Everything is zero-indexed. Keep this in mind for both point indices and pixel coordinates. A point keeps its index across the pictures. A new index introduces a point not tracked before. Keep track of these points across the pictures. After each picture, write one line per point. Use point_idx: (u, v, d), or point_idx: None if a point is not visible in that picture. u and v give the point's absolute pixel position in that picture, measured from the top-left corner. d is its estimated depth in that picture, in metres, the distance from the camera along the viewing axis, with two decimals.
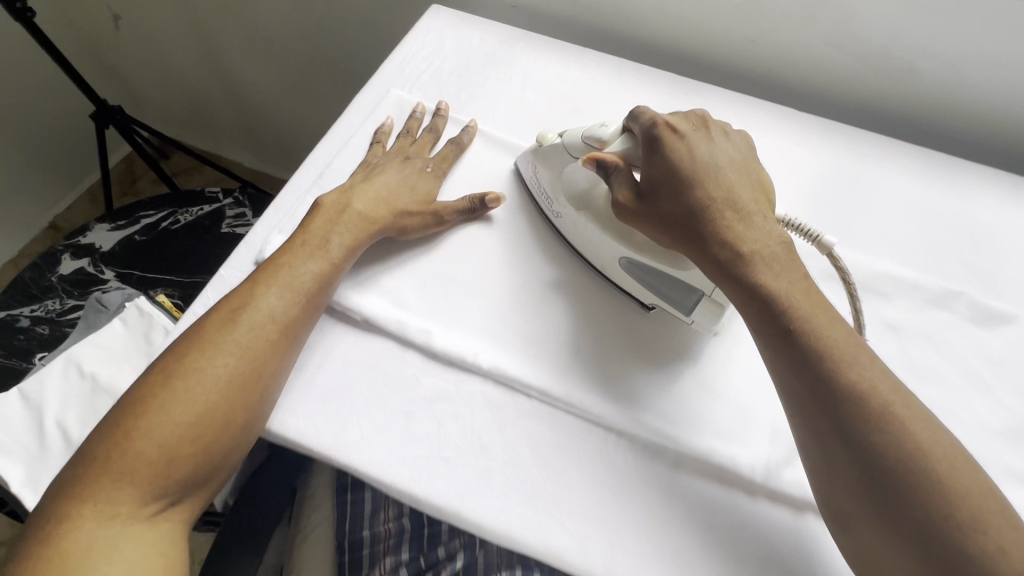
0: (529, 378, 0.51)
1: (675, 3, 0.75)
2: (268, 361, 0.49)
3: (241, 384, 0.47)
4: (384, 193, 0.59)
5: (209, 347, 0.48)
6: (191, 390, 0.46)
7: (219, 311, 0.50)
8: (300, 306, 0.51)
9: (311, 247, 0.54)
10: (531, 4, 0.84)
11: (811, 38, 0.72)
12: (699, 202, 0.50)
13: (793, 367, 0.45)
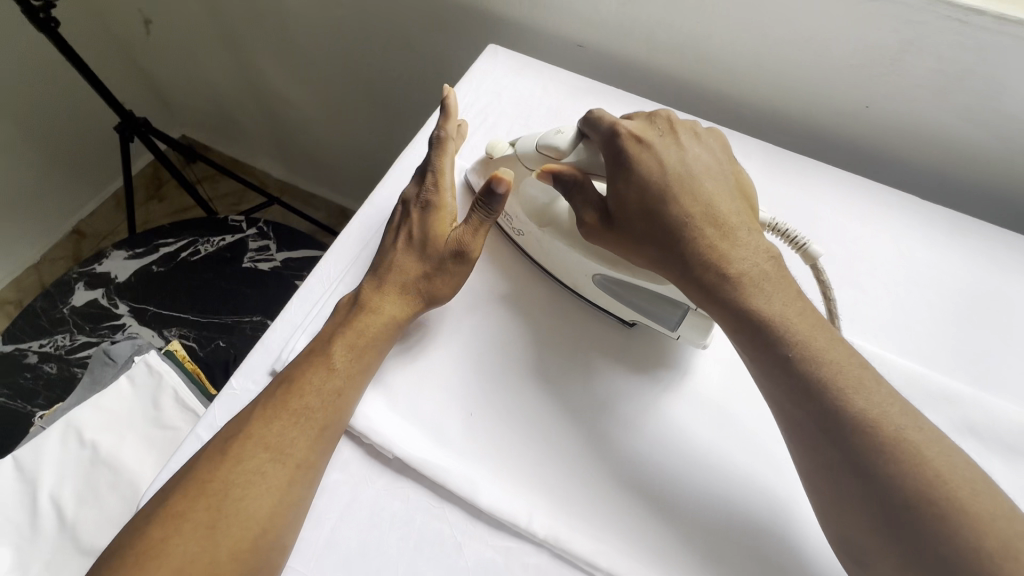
0: (595, 554, 0.42)
1: (774, 60, 0.64)
2: (270, 505, 0.40)
3: (238, 536, 0.38)
4: (399, 270, 0.50)
5: (198, 496, 0.39)
6: (176, 556, 0.37)
7: (210, 447, 0.42)
8: (311, 435, 0.42)
9: (317, 356, 0.46)
10: (602, 47, 0.73)
11: (943, 111, 0.60)
12: (674, 218, 0.45)
13: (786, 395, 0.40)
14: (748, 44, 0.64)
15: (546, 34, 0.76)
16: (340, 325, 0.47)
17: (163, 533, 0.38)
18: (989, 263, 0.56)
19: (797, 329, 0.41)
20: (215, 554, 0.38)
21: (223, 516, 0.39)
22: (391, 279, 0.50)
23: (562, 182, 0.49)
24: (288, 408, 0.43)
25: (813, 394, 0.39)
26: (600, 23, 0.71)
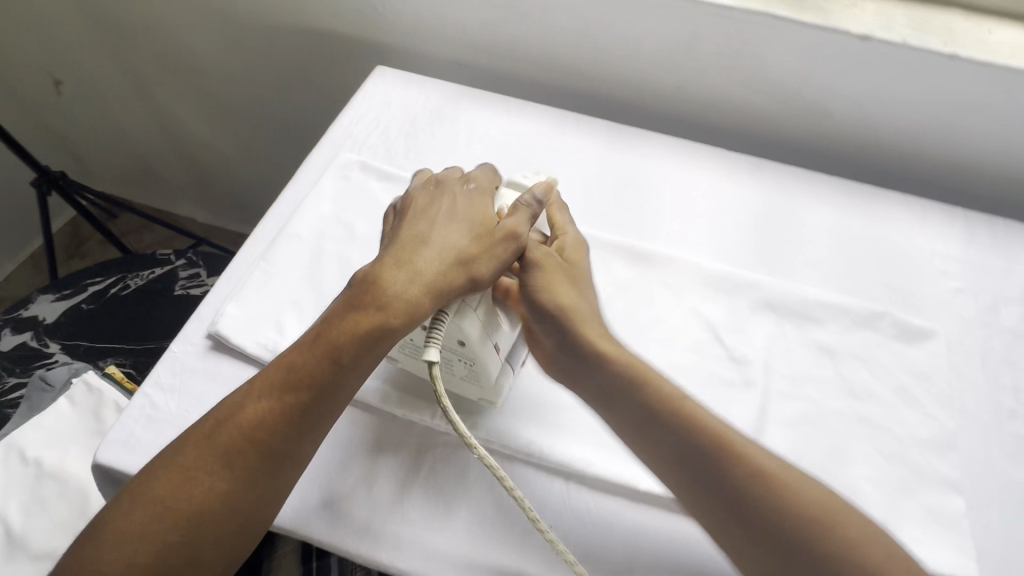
0: (491, 432, 0.52)
1: (607, 56, 0.81)
2: (257, 487, 0.44)
3: (235, 487, 0.43)
4: (434, 243, 0.50)
5: (189, 475, 0.43)
6: (163, 535, 0.41)
7: (201, 427, 0.45)
8: (291, 421, 0.45)
9: (335, 333, 0.46)
10: (474, 61, 0.89)
11: (730, 84, 0.78)
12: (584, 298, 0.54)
13: (682, 452, 0.46)
14: (584, 47, 0.81)
15: (430, 56, 0.91)
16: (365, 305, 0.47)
17: (151, 515, 0.42)
18: (782, 190, 0.73)
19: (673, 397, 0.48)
20: (202, 533, 0.42)
21: (213, 498, 0.43)
22: (416, 257, 0.49)
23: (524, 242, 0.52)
24: (281, 394, 0.45)
25: (703, 436, 0.45)
26: (471, 42, 0.86)
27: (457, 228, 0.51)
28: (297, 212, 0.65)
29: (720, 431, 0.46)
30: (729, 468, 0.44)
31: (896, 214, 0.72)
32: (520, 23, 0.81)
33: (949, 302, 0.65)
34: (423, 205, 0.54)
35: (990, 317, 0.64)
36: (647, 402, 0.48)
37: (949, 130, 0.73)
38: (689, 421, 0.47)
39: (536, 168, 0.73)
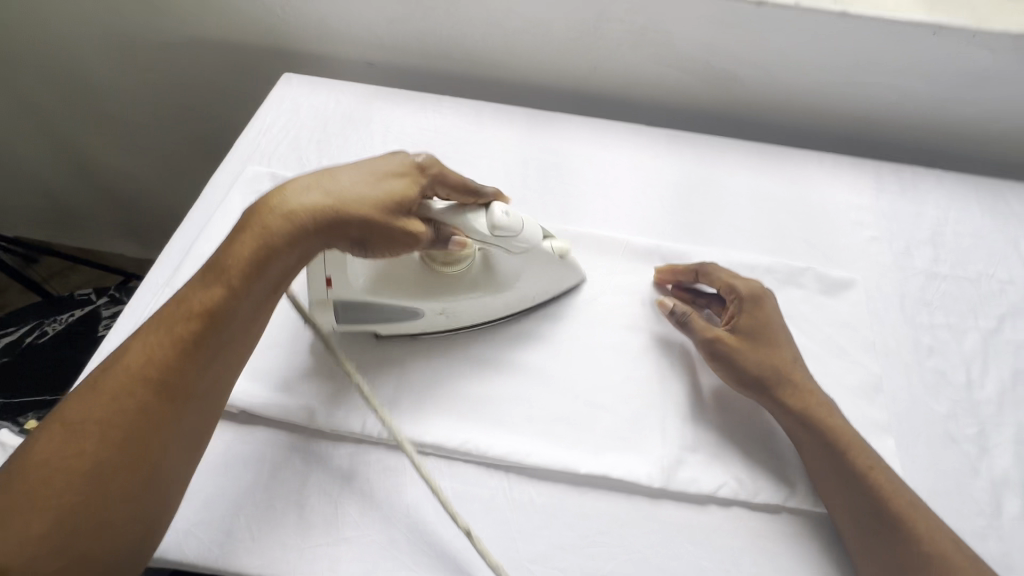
0: (423, 435, 0.50)
1: (519, 43, 0.80)
2: (155, 432, 0.41)
3: (129, 426, 0.40)
4: (322, 181, 0.48)
5: (73, 431, 0.40)
6: (41, 512, 0.37)
7: (91, 379, 0.42)
8: (181, 353, 0.43)
9: (224, 263, 0.45)
10: (387, 59, 0.86)
11: (643, 61, 0.78)
12: (786, 352, 0.54)
13: (850, 504, 0.47)
14: (495, 36, 0.79)
15: (340, 58, 0.88)
16: (253, 232, 0.45)
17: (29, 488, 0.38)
18: (701, 160, 0.74)
19: (862, 451, 0.49)
20: (88, 509, 0.38)
21: (98, 460, 0.39)
22: (309, 188, 0.47)
23: (681, 312, 0.56)
24: (173, 330, 0.43)
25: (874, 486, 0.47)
26: (380, 40, 0.84)
27: (355, 168, 0.49)
28: (203, 233, 0.62)
29: (836, 429, 0.50)
30: (845, 457, 0.48)
31: (810, 172, 0.73)
32: (427, 17, 0.79)
33: (865, 251, 0.67)
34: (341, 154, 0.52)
35: (904, 261, 0.66)
36: (829, 458, 0.49)
37: (851, 86, 0.76)
38: (818, 424, 0.50)
39: (457, 162, 0.72)
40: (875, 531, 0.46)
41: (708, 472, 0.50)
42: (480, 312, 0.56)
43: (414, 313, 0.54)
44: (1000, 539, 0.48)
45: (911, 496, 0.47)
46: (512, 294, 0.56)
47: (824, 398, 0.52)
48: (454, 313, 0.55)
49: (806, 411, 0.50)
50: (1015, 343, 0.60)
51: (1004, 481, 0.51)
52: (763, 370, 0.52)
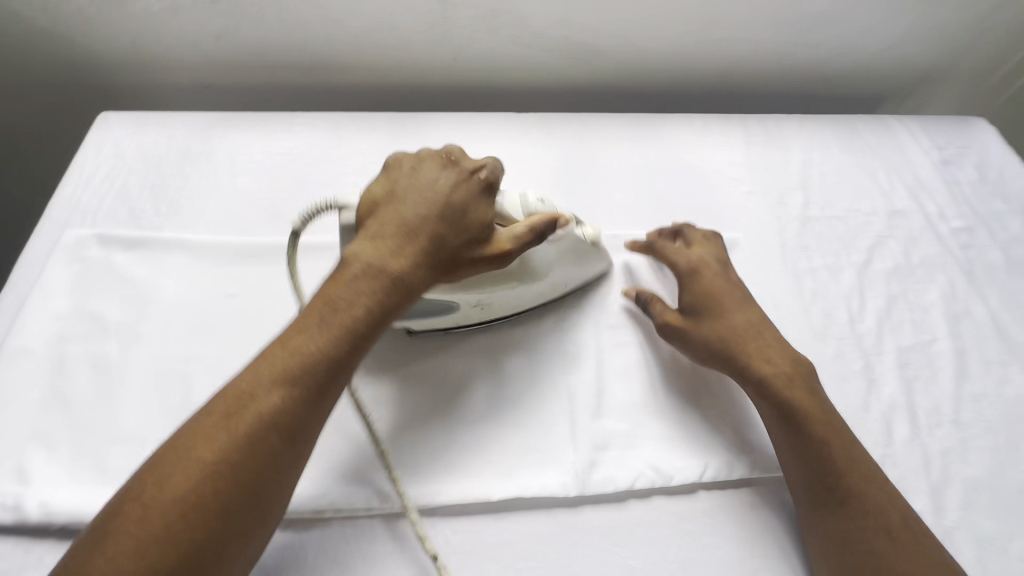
0: (318, 500, 0.45)
1: (367, 42, 0.73)
2: (274, 483, 0.38)
3: (253, 479, 0.37)
4: (431, 214, 0.45)
5: (204, 477, 0.36)
6: (163, 547, 0.34)
7: (210, 419, 0.38)
8: (309, 403, 0.40)
9: (342, 310, 0.42)
10: (226, 79, 0.77)
11: (502, 44, 0.74)
12: (744, 325, 0.52)
13: (798, 468, 0.47)
14: (339, 37, 0.72)
15: (171, 84, 0.78)
16: (374, 280, 0.43)
17: (153, 535, 0.34)
18: (576, 140, 0.72)
19: (815, 416, 0.47)
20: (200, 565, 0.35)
21: (226, 513, 0.36)
22: (420, 231, 0.44)
23: (645, 297, 0.56)
24: (296, 379, 0.39)
25: (815, 450, 0.46)
26: (210, 57, 0.74)
27: (456, 195, 0.46)
28: (18, 319, 0.52)
29: (794, 399, 0.48)
30: (800, 425, 0.47)
31: (683, 136, 0.74)
32: (257, 26, 0.71)
33: (744, 206, 0.68)
34: (408, 168, 0.47)
35: (781, 210, 0.68)
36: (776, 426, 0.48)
37: (708, 44, 0.76)
38: (776, 393, 0.49)
39: (319, 185, 0.65)
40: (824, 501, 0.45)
41: (623, 467, 0.48)
42: (517, 301, 0.54)
43: (449, 307, 0.52)
44: (897, 465, 0.50)
45: (859, 459, 0.46)
46: (546, 282, 0.54)
47: (799, 363, 0.51)
48: (489, 305, 0.53)
49: (763, 379, 0.49)
50: (884, 271, 0.63)
51: (893, 408, 0.54)
52: (713, 345, 0.52)
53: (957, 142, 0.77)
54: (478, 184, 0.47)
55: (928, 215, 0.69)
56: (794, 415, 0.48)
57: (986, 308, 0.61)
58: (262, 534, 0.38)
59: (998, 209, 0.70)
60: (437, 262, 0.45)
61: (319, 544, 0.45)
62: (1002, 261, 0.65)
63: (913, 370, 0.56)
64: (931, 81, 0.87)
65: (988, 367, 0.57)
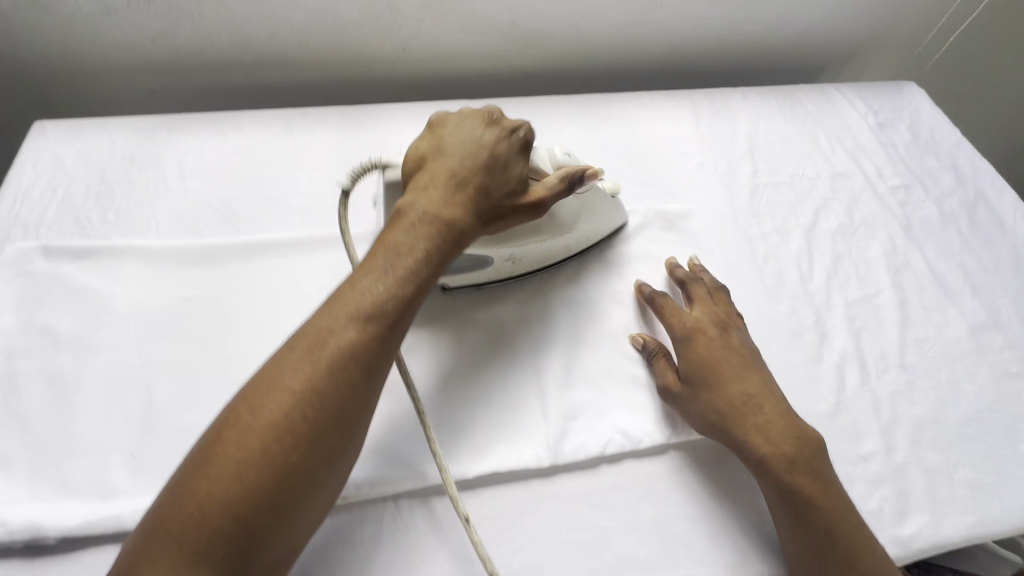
0: None
1: (311, 35, 0.72)
2: (354, 418, 0.39)
3: (336, 410, 0.38)
4: (480, 160, 0.47)
5: (293, 405, 0.37)
6: (256, 474, 0.35)
7: (292, 353, 0.39)
8: (384, 338, 0.41)
9: (407, 251, 0.43)
10: (169, 82, 0.75)
11: (450, 32, 0.75)
12: (745, 400, 0.49)
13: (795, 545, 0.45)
14: (283, 33, 0.71)
15: (110, 89, 0.75)
16: (434, 220, 0.44)
17: (251, 459, 0.36)
18: (530, 123, 0.72)
19: (815, 500, 0.45)
20: (290, 491, 0.36)
21: (313, 442, 0.37)
22: (470, 177, 0.46)
23: (651, 346, 0.54)
24: (370, 315, 0.40)
25: (811, 531, 0.44)
26: (148, 59, 0.72)
27: (498, 144, 0.48)
28: None
29: (797, 484, 0.46)
30: (798, 508, 0.45)
31: (634, 113, 0.75)
32: (195, 24, 0.69)
33: (696, 178, 0.70)
34: (452, 124, 0.49)
35: (730, 179, 0.70)
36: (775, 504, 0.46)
37: (653, 23, 0.78)
38: (774, 476, 0.46)
39: (274, 182, 0.65)
40: (820, 572, 0.44)
41: (594, 434, 0.50)
42: (543, 253, 0.57)
43: (484, 262, 0.54)
44: (850, 410, 0.53)
45: (859, 538, 0.44)
46: (572, 236, 0.57)
47: (803, 441, 0.48)
48: (520, 258, 0.56)
49: (760, 458, 0.47)
50: (830, 231, 0.67)
51: (844, 357, 0.57)
52: (711, 419, 0.49)
53: (891, 106, 0.81)
54: (518, 139, 0.49)
55: (868, 176, 0.72)
56: (792, 497, 0.45)
57: (924, 259, 0.65)
58: (345, 463, 0.40)
59: (929, 166, 0.75)
60: (489, 206, 0.47)
61: (309, 555, 0.44)
62: (935, 214, 0.69)
63: (861, 321, 0.59)
64: (865, 50, 0.91)
65: (928, 313, 0.61)
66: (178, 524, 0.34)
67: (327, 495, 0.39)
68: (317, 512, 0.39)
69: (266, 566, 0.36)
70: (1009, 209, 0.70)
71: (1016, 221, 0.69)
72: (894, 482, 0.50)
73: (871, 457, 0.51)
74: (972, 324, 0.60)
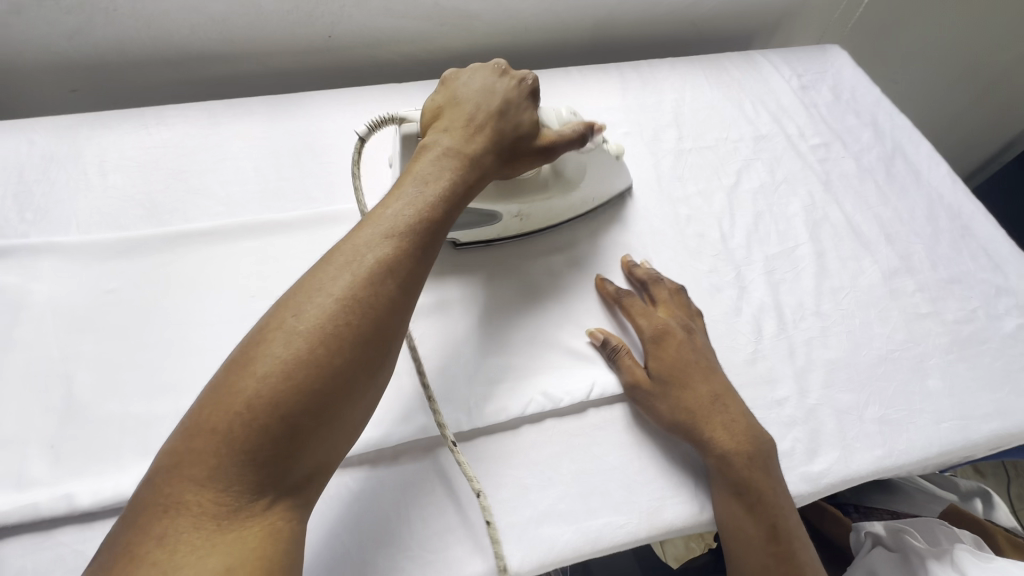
0: None
1: (234, 27, 0.72)
2: (388, 335, 0.38)
3: (370, 322, 0.37)
4: (489, 104, 0.48)
5: (331, 314, 0.36)
6: (293, 377, 0.34)
7: (329, 266, 0.38)
8: (413, 253, 0.40)
9: (430, 178, 0.44)
10: (93, 81, 0.75)
11: (376, 17, 0.74)
12: (709, 402, 0.49)
13: (735, 529, 0.46)
14: (203, 24, 0.71)
15: (34, 91, 0.75)
16: (453, 153, 0.45)
17: (292, 361, 0.34)
18: None
19: (764, 494, 0.47)
20: (327, 399, 0.34)
21: (350, 351, 0.36)
22: (485, 119, 0.47)
23: (613, 345, 0.53)
24: (401, 234, 0.40)
25: (755, 522, 0.46)
26: (66, 58, 0.71)
27: (505, 90, 0.49)
28: None
29: (753, 478, 0.47)
30: (749, 502, 0.46)
31: (563, 86, 0.76)
32: (112, 19, 0.68)
33: (621, 146, 0.71)
34: (465, 77, 0.50)
35: (656, 146, 0.72)
36: (723, 494, 0.47)
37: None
38: (735, 472, 0.47)
39: (197, 174, 0.64)
40: (752, 539, 0.46)
41: (516, 396, 0.50)
42: (549, 212, 0.58)
43: (492, 217, 0.55)
44: (766, 358, 0.55)
45: (792, 522, 0.47)
46: (577, 194, 0.59)
47: (761, 441, 0.48)
48: (527, 215, 0.57)
49: (724, 454, 0.47)
50: (751, 190, 0.68)
51: (761, 309, 0.58)
52: (676, 416, 0.49)
53: (815, 67, 0.83)
54: (526, 88, 0.50)
55: (790, 136, 0.74)
56: (748, 490, 0.46)
57: (842, 212, 0.67)
58: (383, 383, 0.38)
59: (851, 123, 0.77)
60: (506, 140, 0.48)
61: None
62: (854, 168, 0.71)
63: (779, 274, 0.61)
64: (792, 16, 0.93)
65: (844, 264, 0.63)
66: (222, 423, 0.33)
67: (362, 415, 0.37)
68: (352, 432, 0.37)
69: (307, 476, 0.35)
70: (923, 161, 0.73)
71: (929, 172, 0.72)
72: (805, 423, 0.52)
73: (783, 401, 0.53)
74: (885, 271, 0.62)
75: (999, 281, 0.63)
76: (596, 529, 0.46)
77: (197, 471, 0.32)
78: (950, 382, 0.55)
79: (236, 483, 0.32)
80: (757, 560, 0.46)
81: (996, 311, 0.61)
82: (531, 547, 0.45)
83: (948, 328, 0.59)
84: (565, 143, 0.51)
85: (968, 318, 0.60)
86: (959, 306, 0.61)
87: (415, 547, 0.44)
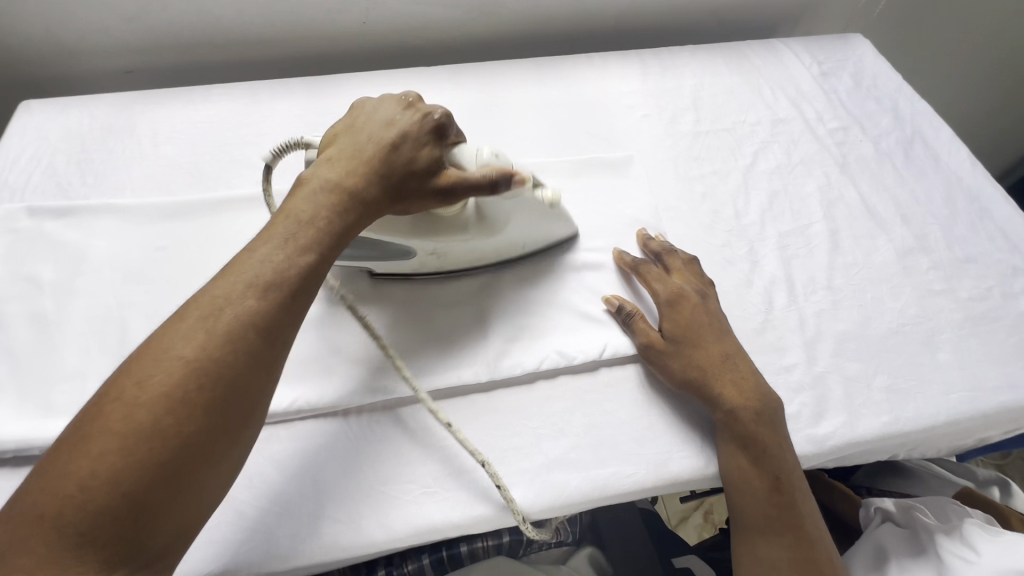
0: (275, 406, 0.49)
1: (277, 12, 0.77)
2: (251, 387, 0.37)
3: (230, 378, 0.35)
4: (375, 141, 0.46)
5: (183, 374, 0.34)
6: (141, 444, 0.32)
7: (183, 323, 0.36)
8: (281, 302, 0.39)
9: (306, 221, 0.42)
10: (147, 63, 0.80)
11: (407, 5, 0.78)
12: (720, 360, 0.51)
13: (741, 483, 0.48)
14: (248, 10, 0.76)
15: (94, 72, 0.81)
16: (336, 194, 0.44)
17: (139, 430, 0.32)
18: (485, 80, 0.76)
19: (771, 449, 0.48)
20: (184, 460, 0.33)
21: (207, 410, 0.34)
22: (373, 155, 0.46)
23: (627, 311, 0.55)
24: (264, 286, 0.38)
25: (760, 475, 0.48)
26: (124, 41, 0.77)
27: (395, 127, 0.47)
28: None
29: (759, 433, 0.48)
30: (755, 455, 0.48)
31: (584, 70, 0.79)
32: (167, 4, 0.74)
33: (639, 128, 0.73)
34: (365, 110, 0.49)
35: (674, 129, 0.74)
36: (730, 448, 0.49)
37: None
38: (743, 426, 0.48)
39: (239, 147, 0.69)
40: (757, 491, 0.48)
41: (532, 352, 0.53)
42: (467, 254, 0.54)
43: (407, 253, 0.52)
44: (776, 328, 0.57)
45: (797, 477, 0.48)
46: (502, 238, 0.54)
47: (769, 399, 0.50)
48: (444, 253, 0.53)
49: (732, 409, 0.49)
50: (767, 170, 0.70)
51: (773, 282, 0.60)
52: (688, 374, 0.51)
53: (836, 55, 0.84)
54: (430, 122, 0.47)
55: (808, 120, 0.75)
56: (755, 443, 0.48)
57: (857, 193, 0.68)
58: (251, 435, 0.37)
59: (871, 109, 0.77)
60: (394, 175, 0.45)
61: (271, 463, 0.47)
62: (872, 152, 0.72)
63: (792, 250, 0.63)
64: (815, 7, 0.94)
65: (857, 242, 0.64)
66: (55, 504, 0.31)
67: (229, 471, 0.36)
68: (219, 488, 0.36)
69: (163, 546, 0.33)
70: (943, 146, 0.73)
71: (948, 157, 0.72)
72: (812, 388, 0.53)
73: (791, 367, 0.54)
74: (899, 250, 0.63)
75: (1017, 262, 0.63)
76: (606, 476, 0.48)
77: (25, 559, 0.29)
78: (961, 356, 0.56)
79: (75, 566, 0.30)
80: (763, 513, 0.47)
81: (1012, 290, 0.61)
82: (542, 489, 0.47)
83: (961, 305, 0.59)
84: (462, 188, 0.45)
85: (983, 296, 0.60)
86: (974, 284, 0.61)
87: (433, 485, 0.47)
